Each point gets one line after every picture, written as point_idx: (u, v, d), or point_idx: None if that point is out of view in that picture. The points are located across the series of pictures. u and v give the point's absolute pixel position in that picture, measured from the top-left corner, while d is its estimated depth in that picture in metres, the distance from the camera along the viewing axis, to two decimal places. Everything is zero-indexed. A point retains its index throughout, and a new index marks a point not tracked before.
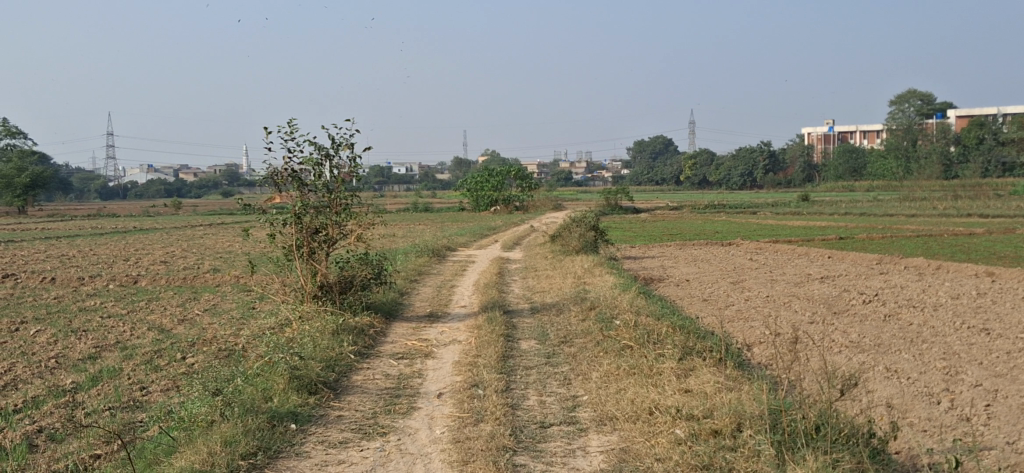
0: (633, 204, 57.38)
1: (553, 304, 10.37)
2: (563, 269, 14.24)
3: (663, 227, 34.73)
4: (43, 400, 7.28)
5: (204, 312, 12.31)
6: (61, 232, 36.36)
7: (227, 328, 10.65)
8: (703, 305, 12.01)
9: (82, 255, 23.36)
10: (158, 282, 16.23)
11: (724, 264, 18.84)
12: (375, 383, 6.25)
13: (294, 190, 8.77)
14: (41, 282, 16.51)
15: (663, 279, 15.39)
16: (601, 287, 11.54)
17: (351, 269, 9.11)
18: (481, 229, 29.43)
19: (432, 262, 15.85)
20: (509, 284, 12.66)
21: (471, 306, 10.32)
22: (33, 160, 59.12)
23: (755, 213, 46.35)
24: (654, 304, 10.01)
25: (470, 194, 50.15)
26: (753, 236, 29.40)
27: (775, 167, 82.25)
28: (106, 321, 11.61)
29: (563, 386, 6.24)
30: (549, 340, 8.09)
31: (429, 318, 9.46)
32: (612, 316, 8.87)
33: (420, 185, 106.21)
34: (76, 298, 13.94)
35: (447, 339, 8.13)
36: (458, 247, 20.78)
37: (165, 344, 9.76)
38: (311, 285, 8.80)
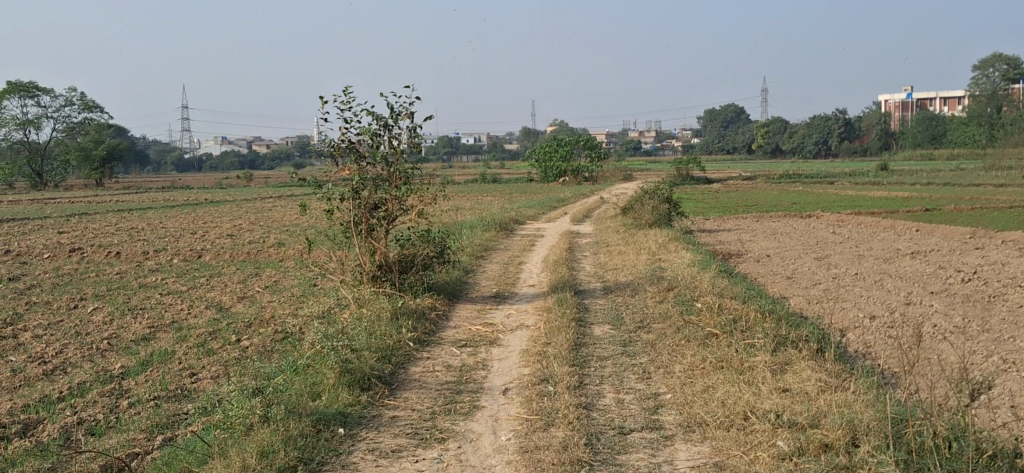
0: (706, 174, 56.09)
1: (628, 283, 9.70)
2: (636, 245, 13.53)
3: (736, 198, 33.65)
4: (88, 388, 6.90)
5: (264, 289, 11.95)
6: (134, 204, 36.73)
7: (286, 307, 10.22)
8: (788, 283, 11.21)
9: (151, 228, 23.35)
10: (222, 256, 15.98)
11: (805, 237, 17.90)
12: (434, 376, 5.69)
13: (351, 162, 8.26)
14: (106, 256, 16.38)
15: (743, 254, 14.58)
16: (678, 265, 10.84)
17: (412, 247, 8.58)
18: (551, 201, 28.79)
19: (499, 237, 15.28)
20: (580, 260, 12.02)
21: (540, 285, 9.72)
22: (110, 132, 60.11)
23: (833, 183, 44.81)
24: (738, 284, 9.28)
25: (538, 164, 49.48)
26: (833, 207, 28.24)
27: (852, 135, 79.79)
28: (164, 299, 11.30)
29: (642, 382, 5.61)
30: (624, 325, 7.44)
31: (495, 298, 8.88)
32: (692, 299, 8.17)
33: (488, 156, 105.84)
34: (139, 274, 13.72)
35: (514, 323, 7.54)
36: (526, 220, 20.18)
37: (221, 325, 9.37)
38: (370, 265, 8.26)
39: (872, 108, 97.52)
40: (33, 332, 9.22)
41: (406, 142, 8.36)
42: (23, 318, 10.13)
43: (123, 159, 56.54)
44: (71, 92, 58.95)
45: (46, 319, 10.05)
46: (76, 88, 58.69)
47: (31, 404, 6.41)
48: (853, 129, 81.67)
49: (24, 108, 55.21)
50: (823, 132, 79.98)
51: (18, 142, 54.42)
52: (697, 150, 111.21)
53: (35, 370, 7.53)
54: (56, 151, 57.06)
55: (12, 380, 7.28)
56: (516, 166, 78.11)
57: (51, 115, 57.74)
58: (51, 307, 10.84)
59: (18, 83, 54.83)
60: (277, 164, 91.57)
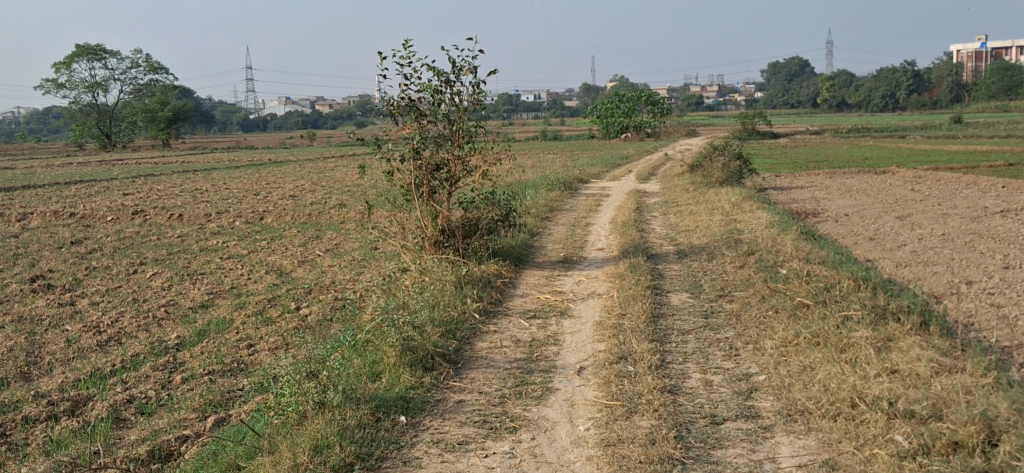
0: (772, 129, 54.66)
1: (703, 247, 9.13)
2: (708, 204, 12.90)
3: (805, 153, 32.56)
4: (142, 361, 6.64)
5: (324, 253, 11.63)
6: (199, 165, 36.99)
7: (347, 272, 9.90)
8: (873, 245, 10.51)
9: (214, 190, 23.31)
10: (282, 218, 15.76)
11: (884, 195, 17.04)
12: (502, 353, 5.26)
13: (412, 120, 7.83)
14: (168, 218, 16.28)
15: (821, 213, 13.85)
16: (756, 226, 10.21)
17: (476, 210, 8.13)
18: (615, 158, 28.10)
19: (564, 196, 14.78)
20: (650, 222, 11.46)
21: (610, 249, 9.21)
22: (175, 94, 60.73)
23: (905, 137, 43.20)
24: (823, 247, 8.65)
25: (599, 120, 48.63)
26: (909, 162, 27.09)
27: (923, 87, 77.10)
28: (223, 263, 11.05)
29: (731, 360, 5.12)
30: (704, 294, 6.93)
31: (564, 264, 8.40)
32: (775, 264, 7.60)
33: (549, 112, 104.88)
34: (200, 237, 13.55)
35: (585, 291, 7.06)
36: (590, 179, 19.57)
37: (280, 291, 9.07)
38: (433, 230, 7.85)
39: (943, 59, 94.15)
40: (90, 300, 9.03)
41: (470, 99, 7.88)
42: (83, 284, 9.97)
43: (187, 120, 57.08)
44: (136, 54, 59.61)
45: (104, 285, 9.87)
46: (141, 50, 59.29)
47: (83, 379, 6.16)
48: (925, 81, 78.94)
49: (92, 71, 55.98)
50: (891, 85, 77.49)
51: (86, 105, 55.28)
52: (761, 104, 108.78)
53: (90, 341, 7.30)
54: (123, 113, 57.88)
55: (66, 351, 7.06)
56: (577, 123, 77.28)
57: (118, 78, 58.49)
58: (111, 273, 10.68)
59: (85, 46, 55.55)
60: (337, 122, 91.88)
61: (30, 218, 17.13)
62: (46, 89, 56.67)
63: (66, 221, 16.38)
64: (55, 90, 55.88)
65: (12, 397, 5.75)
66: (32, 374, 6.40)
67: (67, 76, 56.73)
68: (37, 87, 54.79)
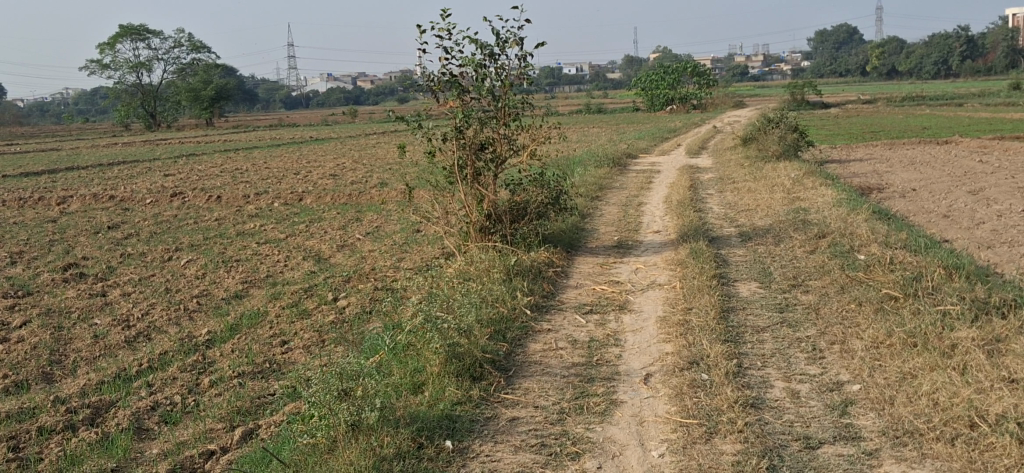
0: (821, 98, 53.32)
1: (768, 229, 8.48)
2: (767, 181, 12.21)
3: (858, 124, 31.53)
4: (170, 361, 6.22)
5: (365, 236, 11.16)
6: (241, 144, 36.80)
7: (388, 258, 9.42)
8: (950, 224, 9.79)
9: (255, 169, 22.98)
10: (323, 199, 15.32)
11: (950, 167, 16.19)
12: (558, 357, 4.72)
13: (454, 97, 7.27)
14: (207, 200, 15.94)
15: (886, 189, 13.09)
16: (823, 205, 9.54)
17: (523, 193, 7.57)
18: (663, 131, 27.33)
19: (613, 174, 14.16)
20: (707, 200, 10.83)
21: (667, 232, 8.62)
22: (218, 73, 60.79)
23: (961, 105, 41.81)
24: (901, 228, 7.96)
25: (643, 93, 47.64)
26: (971, 131, 25.97)
27: (976, 53, 74.81)
28: (260, 249, 10.62)
29: (816, 366, 4.55)
30: (776, 284, 6.32)
31: (619, 249, 7.81)
32: (851, 249, 6.97)
33: (591, 85, 103.67)
34: (238, 220, 13.16)
35: (644, 281, 6.50)
36: (638, 154, 18.90)
37: (318, 279, 8.62)
38: (478, 215, 7.31)
39: (996, 25, 91.37)
40: (122, 289, 8.64)
41: (515, 73, 7.28)
42: (116, 273, 9.60)
43: (230, 99, 57.05)
44: (179, 34, 59.67)
45: (137, 274, 9.48)
46: (184, 30, 59.36)
47: (106, 381, 5.74)
48: (978, 47, 76.66)
49: (136, 52, 56.13)
50: (943, 51, 75.28)
51: (131, 85, 55.49)
52: (808, 73, 106.58)
53: (118, 336, 6.89)
54: (168, 93, 58.03)
55: (92, 347, 6.66)
56: (621, 95, 76.20)
57: (162, 57, 58.63)
58: (146, 260, 10.30)
59: (129, 26, 55.67)
60: (380, 98, 91.62)
61: (70, 201, 16.90)
62: (91, 70, 56.97)
63: (105, 204, 16.13)
64: (100, 71, 56.16)
65: (29, 403, 5.35)
66: (54, 374, 6.01)
67: (112, 57, 56.99)
68: (83, 67, 55.15)
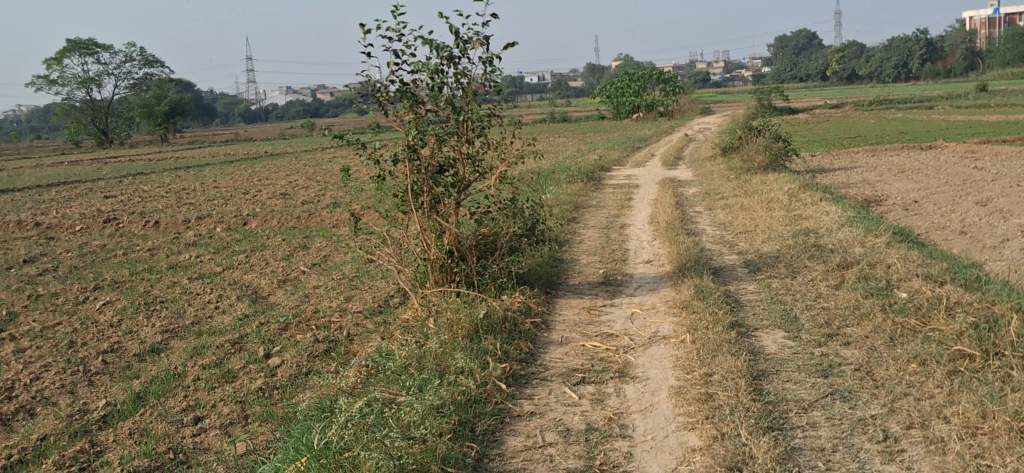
0: (788, 104, 52.76)
1: (777, 256, 7.32)
2: (758, 195, 11.09)
3: (830, 129, 30.73)
4: (48, 449, 4.88)
5: (312, 268, 9.84)
6: (194, 160, 35.16)
7: (336, 297, 8.11)
8: (972, 243, 8.72)
9: (202, 189, 21.51)
10: (269, 223, 13.96)
11: (943, 175, 15.21)
12: (546, 460, 3.48)
13: (405, 110, 5.98)
14: (143, 227, 14.50)
15: (885, 201, 12.04)
16: (832, 226, 8.40)
17: (492, 223, 6.31)
18: (633, 141, 26.23)
19: (587, 189, 12.98)
20: (698, 221, 9.67)
21: (660, 262, 7.43)
22: (172, 87, 58.96)
23: (932, 107, 41.25)
24: (934, 255, 6.84)
25: (609, 101, 46.62)
26: (951, 134, 25.19)
27: (935, 56, 75.00)
28: (191, 287, 9.26)
29: (899, 467, 3.34)
30: (808, 335, 5.13)
31: (607, 286, 6.60)
32: (888, 286, 5.81)
33: (554, 94, 102.92)
34: (171, 252, 11.74)
35: (645, 333, 5.29)
36: (611, 165, 17.78)
37: (252, 327, 7.30)
38: (438, 250, 6.03)
39: (954, 29, 91.92)
40: (16, 345, 7.23)
41: (479, 82, 6.00)
42: (16, 321, 8.18)
43: (185, 113, 55.35)
44: (131, 48, 57.79)
45: (40, 322, 8.06)
46: (136, 44, 57.51)
47: None
48: (937, 50, 76.99)
49: (87, 67, 54.20)
50: (903, 54, 75.22)
51: (80, 102, 53.52)
52: (769, 78, 106.66)
53: None
54: (121, 108, 56.12)
55: None
56: (585, 104, 75.47)
57: (113, 73, 56.69)
58: (56, 303, 8.89)
59: (78, 42, 53.76)
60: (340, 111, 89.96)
61: None
62: (39, 86, 54.93)
63: (29, 233, 14.60)
64: (48, 87, 54.15)
65: None
66: None
67: (60, 72, 55.04)
68: (30, 83, 53.13)
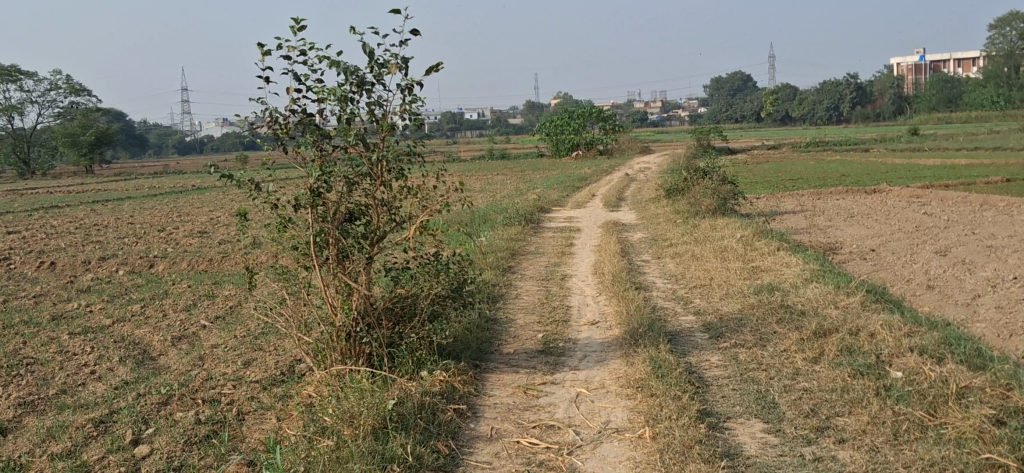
0: (726, 144, 52.87)
1: (740, 318, 6.41)
2: (710, 243, 10.26)
3: (771, 170, 30.39)
4: None
5: (214, 321, 8.67)
6: (115, 193, 33.49)
7: (233, 360, 6.97)
8: (944, 298, 7.95)
9: (115, 226, 20.08)
10: (178, 265, 12.73)
11: (893, 220, 14.64)
12: None
13: (306, 145, 4.91)
14: (37, 269, 13.13)
15: (841, 249, 11.33)
16: (796, 282, 7.55)
17: (410, 283, 5.28)
18: (572, 179, 25.50)
19: (527, 233, 12.06)
20: (647, 273, 8.77)
21: (608, 324, 6.46)
22: (99, 118, 56.92)
23: (867, 150, 41.54)
24: (919, 321, 5.99)
25: (549, 138, 46.17)
26: (892, 177, 25.01)
27: (866, 99, 76.43)
28: (69, 344, 8.02)
29: None
30: (795, 427, 4.18)
31: (547, 356, 5.59)
32: (879, 363, 4.91)
33: (493, 131, 102.55)
34: (59, 299, 10.44)
35: (595, 424, 4.30)
36: (551, 206, 16.94)
37: (127, 398, 6.12)
38: (345, 316, 4.96)
39: (883, 74, 94.08)
40: None
41: (397, 113, 4.95)
42: None
43: (113, 144, 53.37)
44: (57, 76, 55.74)
45: None
46: (63, 72, 55.54)
47: None
48: (867, 94, 78.41)
49: (8, 94, 52.02)
50: (834, 97, 76.46)
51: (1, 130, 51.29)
52: (705, 118, 107.82)
53: None
54: (45, 138, 53.95)
55: None
56: (523, 141, 74.97)
57: (38, 101, 54.54)
58: None
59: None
60: None
61: None
62: None
63: None
64: None
65: None
66: None
67: None
68: None
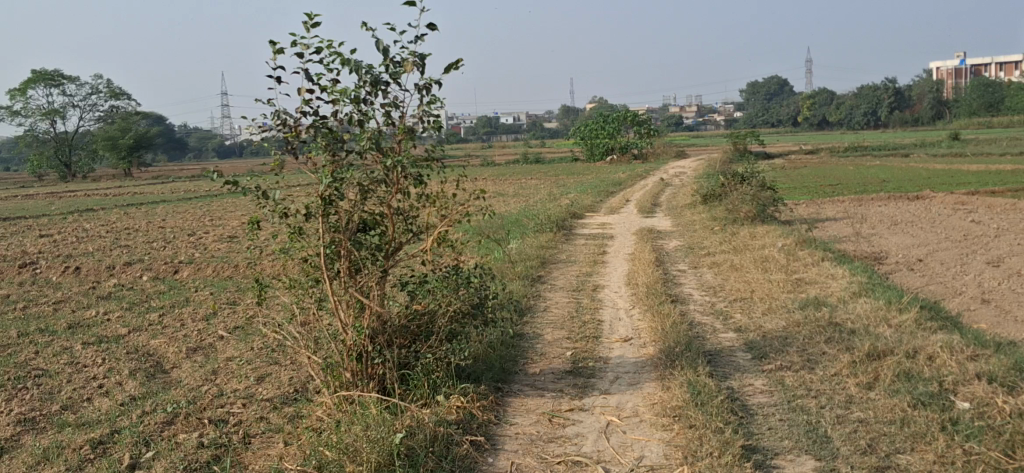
0: (762, 148, 52.14)
1: (785, 337, 5.96)
2: (750, 252, 9.79)
3: (810, 175, 29.70)
4: None
5: (232, 332, 8.35)
6: (149, 196, 33.52)
7: (247, 375, 6.63)
8: (1001, 313, 7.42)
9: (145, 230, 19.93)
10: (202, 271, 12.46)
11: (940, 228, 14.05)
12: None
13: (317, 150, 4.50)
14: (61, 274, 12.93)
15: (887, 259, 10.79)
16: (844, 296, 7.07)
17: (428, 299, 4.89)
18: (606, 184, 25.06)
19: (558, 240, 11.65)
20: (684, 284, 8.32)
21: (641, 342, 6.03)
22: (137, 121, 57.28)
23: (908, 155, 40.61)
24: (982, 341, 5.50)
25: (583, 142, 45.70)
26: (936, 183, 24.30)
27: (906, 103, 75.11)
28: (82, 355, 7.74)
29: None
30: (850, 466, 3.73)
31: (576, 378, 5.17)
32: (942, 392, 4.44)
33: (528, 135, 102.15)
34: (79, 306, 10.19)
35: (627, 460, 3.88)
36: (584, 212, 16.51)
37: (131, 416, 5.80)
38: (356, 336, 4.58)
39: (924, 78, 92.51)
40: None
41: (415, 116, 4.56)
42: None
43: (150, 147, 53.68)
44: (96, 80, 56.17)
45: None
46: (101, 76, 55.94)
47: None
48: (907, 99, 77.05)
49: (47, 97, 52.42)
50: (873, 102, 75.23)
51: (40, 133, 51.77)
52: (741, 122, 106.69)
53: None
54: (83, 142, 54.35)
55: None
56: (558, 145, 74.48)
57: (77, 105, 55.01)
58: None
59: (38, 71, 51.92)
60: None
61: None
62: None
63: None
64: (9, 118, 52.38)
65: None
66: None
67: (21, 103, 53.24)
68: None
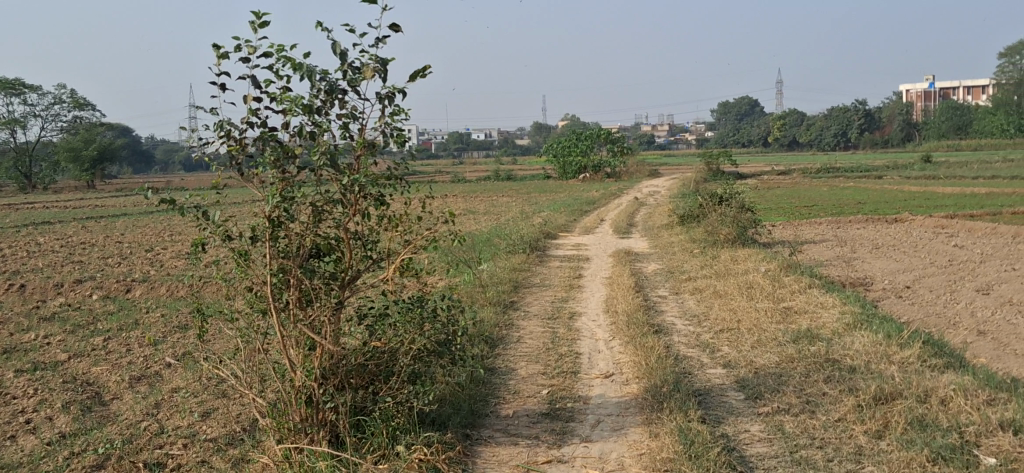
0: (735, 169, 52.03)
1: (780, 375, 5.48)
2: (733, 277, 9.32)
3: (785, 196, 29.44)
4: None
5: (181, 358, 7.75)
6: (111, 210, 32.64)
7: (192, 410, 6.05)
8: (1002, 346, 6.98)
9: (102, 245, 19.17)
10: (156, 290, 11.81)
11: (923, 253, 13.68)
12: None
13: (264, 165, 3.95)
14: (6, 292, 12.22)
15: (873, 285, 10.36)
16: (839, 330, 6.60)
17: (389, 335, 4.36)
18: (579, 203, 24.58)
19: (531, 261, 11.13)
20: (666, 312, 7.82)
21: (624, 378, 5.51)
22: (102, 133, 56.16)
23: (881, 177, 40.53)
24: (995, 382, 5.04)
25: (555, 160, 45.29)
26: (913, 205, 24.05)
27: (876, 124, 75.50)
28: (14, 384, 7.10)
29: None
30: None
31: (552, 422, 4.65)
32: (963, 445, 3.96)
33: (500, 152, 101.72)
34: (19, 328, 9.52)
35: None
36: (558, 232, 16.01)
37: (57, 458, 5.19)
38: (305, 377, 4.05)
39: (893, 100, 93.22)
40: None
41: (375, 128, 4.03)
42: None
43: (115, 159, 52.62)
44: (61, 90, 55.05)
45: None
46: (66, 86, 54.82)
47: None
48: (878, 120, 77.51)
49: (9, 107, 51.27)
50: (844, 123, 75.55)
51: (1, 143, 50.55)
52: (713, 142, 106.94)
53: None
54: (46, 153, 53.14)
55: None
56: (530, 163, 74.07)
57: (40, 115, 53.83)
58: None
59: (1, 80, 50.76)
60: None
61: None
62: None
63: None
64: None
65: None
66: None
67: None
68: None
